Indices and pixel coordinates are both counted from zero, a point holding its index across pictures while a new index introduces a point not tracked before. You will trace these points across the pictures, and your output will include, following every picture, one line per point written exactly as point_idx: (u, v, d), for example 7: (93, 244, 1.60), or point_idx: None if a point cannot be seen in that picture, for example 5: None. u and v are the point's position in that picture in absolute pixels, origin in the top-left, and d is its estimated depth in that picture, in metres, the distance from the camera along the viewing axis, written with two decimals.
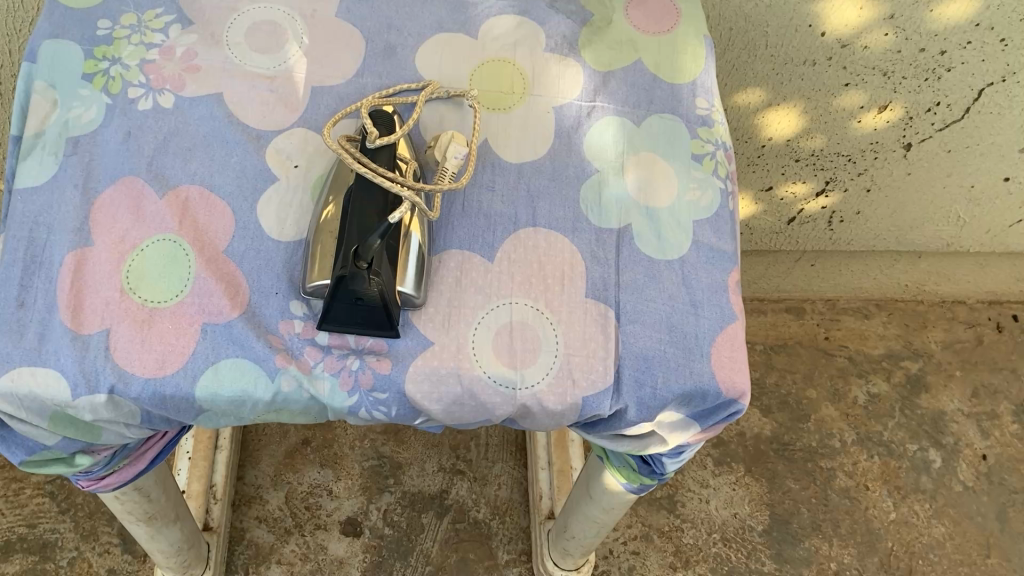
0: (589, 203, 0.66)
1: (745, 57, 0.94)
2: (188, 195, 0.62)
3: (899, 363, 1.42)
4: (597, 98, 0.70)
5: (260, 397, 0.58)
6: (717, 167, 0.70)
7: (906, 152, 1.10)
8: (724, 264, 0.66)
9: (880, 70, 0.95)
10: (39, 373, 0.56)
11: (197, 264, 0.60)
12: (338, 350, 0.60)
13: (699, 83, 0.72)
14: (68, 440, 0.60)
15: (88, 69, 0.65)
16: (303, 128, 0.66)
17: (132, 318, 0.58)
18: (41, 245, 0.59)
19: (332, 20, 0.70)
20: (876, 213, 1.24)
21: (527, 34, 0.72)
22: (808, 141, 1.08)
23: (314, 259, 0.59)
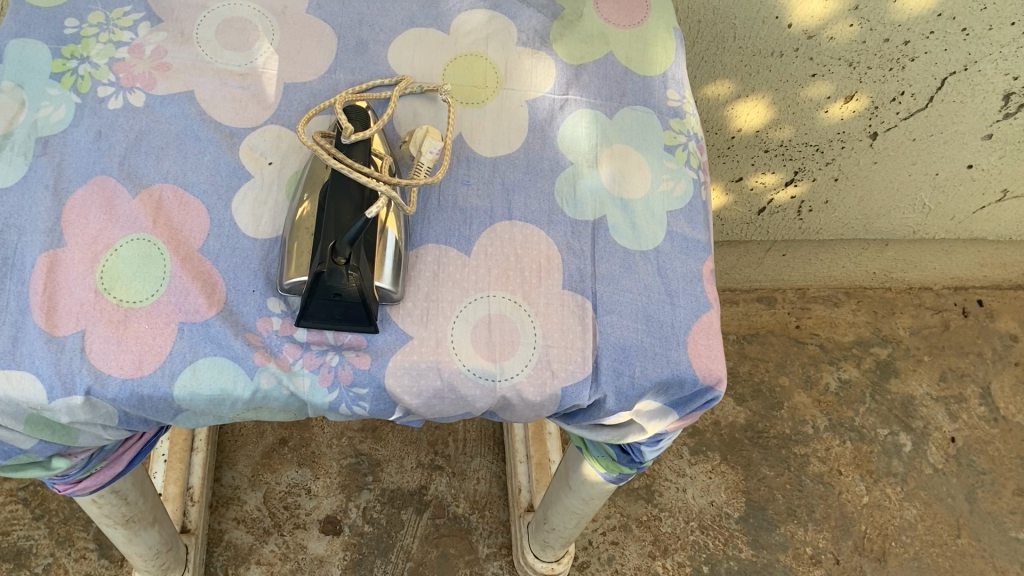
0: (564, 196, 0.66)
1: (714, 50, 0.95)
2: (161, 195, 0.61)
3: (869, 349, 1.44)
4: (569, 91, 0.71)
5: (239, 395, 0.58)
6: (690, 159, 0.70)
7: (872, 141, 1.11)
8: (699, 253, 0.67)
9: (846, 61, 0.96)
10: (14, 376, 0.55)
11: (173, 263, 0.59)
12: (317, 346, 0.60)
13: (669, 75, 0.73)
14: (45, 443, 0.59)
15: (56, 69, 0.64)
16: (277, 125, 0.65)
17: (108, 319, 0.57)
18: (12, 247, 0.58)
19: (303, 16, 0.70)
20: (844, 201, 1.25)
21: (498, 29, 0.72)
22: (776, 132, 1.09)
23: (290, 257, 0.59)
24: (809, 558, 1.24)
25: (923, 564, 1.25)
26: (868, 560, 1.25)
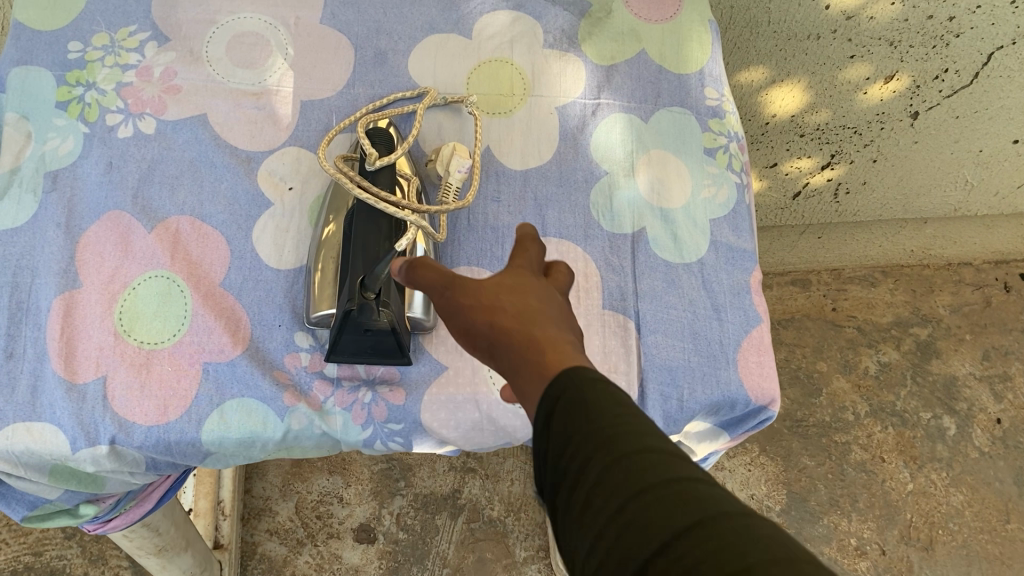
0: (600, 209, 0.63)
1: (747, 35, 0.88)
2: (177, 227, 0.58)
3: (910, 330, 1.35)
4: (601, 94, 0.66)
5: (269, 437, 0.56)
6: (732, 161, 0.66)
7: (914, 121, 1.01)
8: (745, 263, 0.63)
9: (886, 40, 0.87)
10: (35, 428, 0.53)
11: (194, 300, 0.57)
12: (349, 382, 0.57)
13: (706, 72, 0.68)
14: (71, 492, 0.57)
15: (61, 97, 0.61)
16: (296, 147, 0.62)
17: (130, 363, 0.55)
18: (26, 290, 0.56)
19: (317, 27, 0.65)
20: (883, 182, 1.13)
21: (524, 31, 0.67)
22: (812, 115, 1.00)
23: (315, 290, 0.56)
24: (854, 549, 1.21)
25: (971, 552, 1.20)
26: (915, 549, 1.20)
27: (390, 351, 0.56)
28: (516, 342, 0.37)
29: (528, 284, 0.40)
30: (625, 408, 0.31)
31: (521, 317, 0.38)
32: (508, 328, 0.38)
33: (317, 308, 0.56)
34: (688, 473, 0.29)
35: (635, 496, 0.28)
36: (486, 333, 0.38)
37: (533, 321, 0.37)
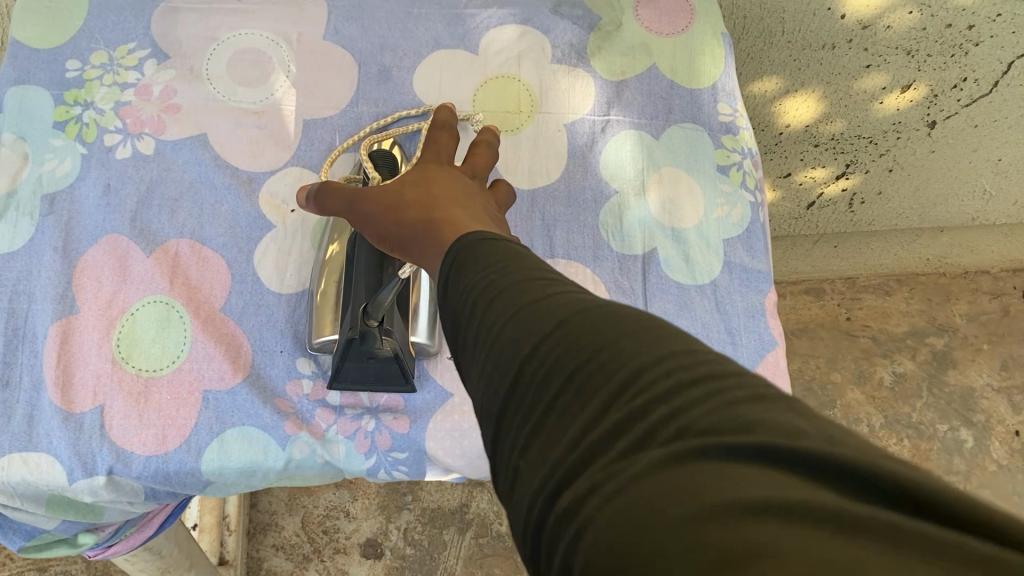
0: (610, 229, 0.61)
1: (761, 45, 0.87)
2: (177, 250, 0.57)
3: (924, 340, 1.29)
4: (611, 111, 0.64)
5: (271, 466, 0.54)
6: (746, 179, 0.64)
7: (931, 130, 0.98)
8: (761, 284, 0.61)
9: (904, 49, 0.85)
10: (31, 459, 0.52)
11: (193, 326, 0.55)
12: (351, 410, 0.56)
13: (720, 86, 0.66)
14: (68, 522, 0.55)
15: (58, 117, 0.59)
16: (299, 167, 0.61)
17: (127, 392, 0.54)
18: (22, 315, 0.55)
19: (320, 42, 0.64)
20: (899, 192, 1.10)
21: (532, 45, 0.65)
22: (828, 125, 0.98)
23: (318, 316, 0.55)
24: None
25: None
26: None
27: (395, 377, 0.54)
28: (417, 223, 0.44)
29: (429, 176, 0.48)
30: (512, 251, 0.35)
31: (421, 204, 0.45)
32: (412, 214, 0.45)
33: (320, 334, 0.55)
34: (565, 289, 0.32)
35: (512, 300, 0.31)
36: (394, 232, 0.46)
37: (427, 207, 0.45)
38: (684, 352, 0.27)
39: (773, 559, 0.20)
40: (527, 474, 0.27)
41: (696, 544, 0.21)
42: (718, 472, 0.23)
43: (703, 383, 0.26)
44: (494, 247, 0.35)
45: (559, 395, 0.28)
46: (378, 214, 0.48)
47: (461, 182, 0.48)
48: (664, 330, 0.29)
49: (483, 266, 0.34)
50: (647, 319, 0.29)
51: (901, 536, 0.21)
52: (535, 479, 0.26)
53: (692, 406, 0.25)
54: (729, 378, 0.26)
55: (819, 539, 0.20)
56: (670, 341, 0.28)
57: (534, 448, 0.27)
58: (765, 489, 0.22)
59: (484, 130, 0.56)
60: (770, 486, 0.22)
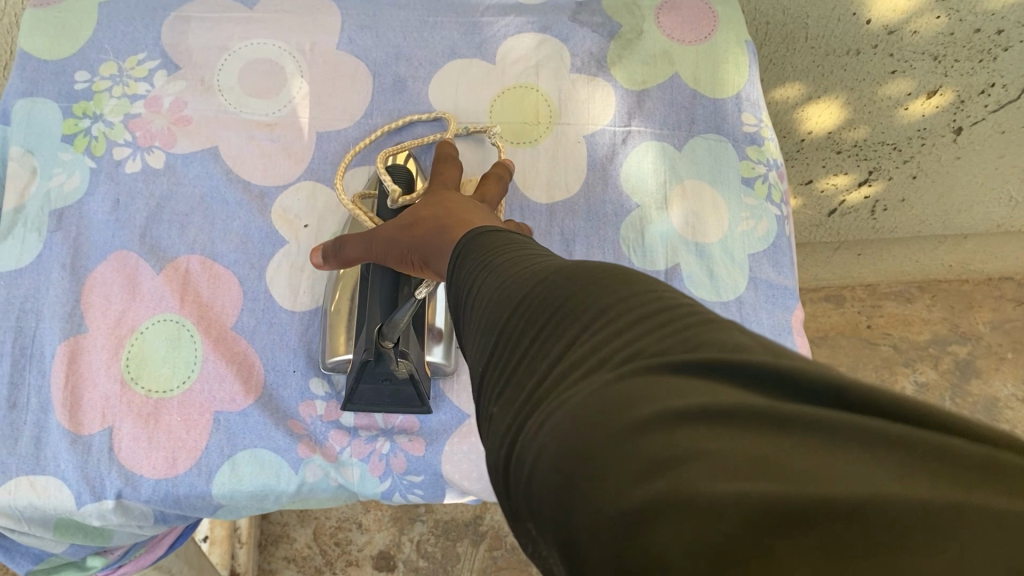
0: (631, 244, 0.60)
1: (783, 51, 0.85)
2: (188, 267, 0.56)
3: (947, 349, 1.20)
4: (632, 121, 0.63)
5: (283, 490, 0.53)
6: (771, 192, 0.62)
7: (957, 136, 0.95)
8: (787, 301, 0.59)
9: (930, 55, 0.83)
10: (39, 482, 0.50)
11: (204, 345, 0.54)
12: (366, 432, 0.54)
13: (744, 96, 0.63)
14: (76, 546, 0.54)
15: (67, 130, 0.58)
16: (312, 181, 0.59)
17: (137, 414, 0.52)
18: (30, 335, 0.53)
19: (333, 53, 0.62)
20: (923, 199, 1.08)
21: (550, 54, 0.63)
22: (850, 132, 0.95)
23: (331, 334, 0.54)
24: None
25: None
26: None
27: (409, 396, 0.52)
28: (432, 233, 0.45)
29: (447, 198, 0.50)
30: (512, 241, 0.36)
31: (436, 216, 0.47)
32: (427, 230, 0.46)
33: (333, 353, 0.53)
34: (550, 260, 0.33)
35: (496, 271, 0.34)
36: (415, 247, 0.47)
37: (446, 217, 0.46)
38: (640, 288, 0.28)
39: (695, 459, 0.21)
40: (500, 419, 0.28)
41: (628, 448, 0.22)
42: (652, 384, 0.24)
43: (655, 311, 0.27)
44: (498, 238, 0.37)
45: (529, 341, 0.29)
46: (393, 235, 0.49)
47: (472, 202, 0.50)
48: (624, 272, 0.30)
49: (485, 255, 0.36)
50: (612, 266, 0.30)
51: (827, 429, 0.22)
52: (505, 416, 0.28)
53: (640, 333, 0.26)
54: (682, 308, 0.27)
55: (742, 437, 0.22)
56: (628, 280, 0.29)
57: (507, 394, 0.29)
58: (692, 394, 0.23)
59: (498, 162, 0.57)
60: (700, 393, 0.23)
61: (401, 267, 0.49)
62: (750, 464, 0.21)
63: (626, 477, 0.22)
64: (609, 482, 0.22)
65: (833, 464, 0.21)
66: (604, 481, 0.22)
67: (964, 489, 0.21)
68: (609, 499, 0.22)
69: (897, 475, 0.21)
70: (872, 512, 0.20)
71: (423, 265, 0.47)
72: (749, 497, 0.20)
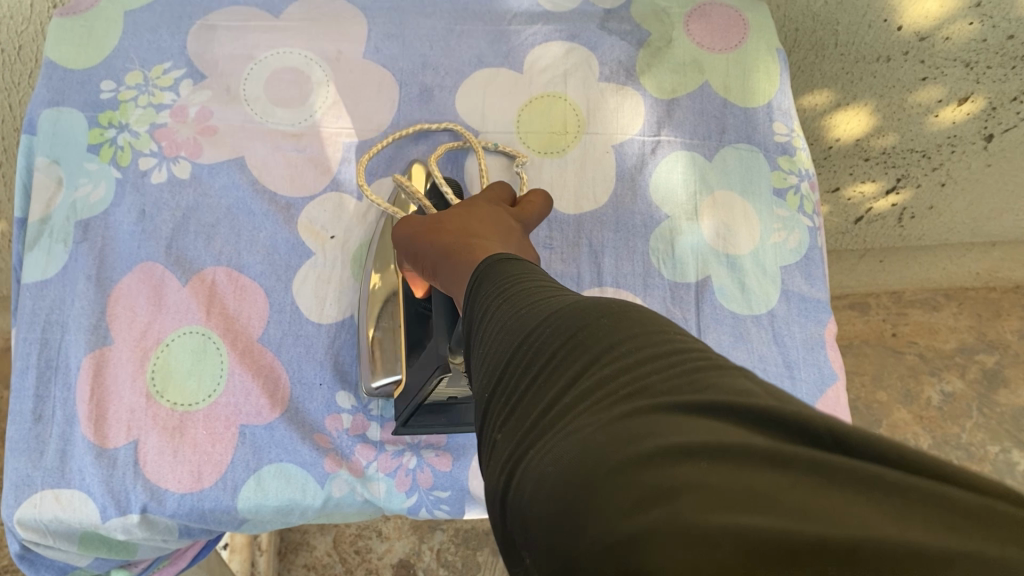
0: (661, 256, 0.59)
1: (812, 58, 0.84)
2: (213, 279, 0.55)
3: (974, 358, 1.17)
4: (662, 131, 0.62)
5: (309, 504, 0.52)
6: (803, 203, 0.61)
7: (988, 143, 0.93)
8: (820, 315, 0.58)
9: (962, 61, 0.81)
10: (64, 496, 0.50)
11: (230, 358, 0.54)
12: (393, 446, 0.54)
13: (775, 105, 0.62)
14: (100, 559, 0.53)
15: (93, 140, 0.58)
16: (338, 192, 0.59)
17: (162, 427, 0.52)
18: (56, 347, 0.53)
19: (360, 61, 0.61)
20: (953, 207, 1.06)
21: (578, 62, 0.62)
22: (879, 139, 0.94)
23: (369, 357, 0.53)
24: None
25: None
26: None
27: (465, 409, 0.53)
28: (443, 250, 0.45)
29: (480, 208, 0.48)
30: (530, 273, 0.36)
31: (455, 231, 0.46)
32: (444, 243, 0.46)
33: (372, 377, 0.53)
34: (562, 293, 0.33)
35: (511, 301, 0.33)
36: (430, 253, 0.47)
37: (463, 235, 0.45)
38: (655, 331, 0.28)
39: (693, 491, 0.21)
40: (503, 450, 0.28)
41: (629, 479, 0.22)
42: (662, 421, 0.24)
43: (667, 353, 0.27)
44: (516, 268, 0.37)
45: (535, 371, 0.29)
46: (415, 234, 0.49)
47: (509, 222, 0.47)
48: (639, 313, 0.29)
49: (502, 282, 0.36)
50: (628, 306, 0.30)
51: (825, 470, 0.21)
52: (504, 447, 0.28)
53: (653, 372, 0.26)
54: (693, 353, 0.27)
55: (743, 470, 0.21)
56: (642, 322, 0.29)
57: (512, 425, 0.28)
58: (694, 431, 0.23)
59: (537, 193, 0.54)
60: (708, 433, 0.23)
61: (418, 270, 0.49)
62: (743, 494, 0.21)
63: (623, 507, 0.22)
64: (610, 513, 0.22)
65: (837, 500, 0.20)
66: (601, 512, 0.22)
67: (964, 538, 0.19)
68: (604, 530, 0.22)
69: (897, 517, 0.20)
70: (865, 555, 0.19)
71: (433, 275, 0.47)
72: (743, 530, 0.20)
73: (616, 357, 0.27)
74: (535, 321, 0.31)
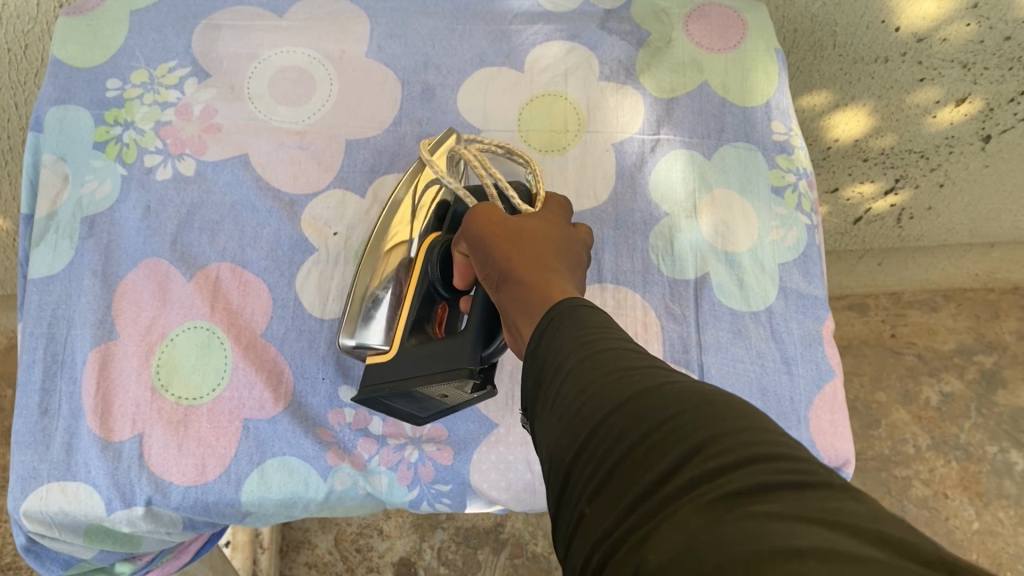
0: (660, 253, 0.59)
1: (811, 59, 0.84)
2: (217, 275, 0.56)
3: (972, 358, 1.17)
4: (661, 130, 0.62)
5: (312, 497, 0.53)
6: (801, 201, 0.61)
7: (985, 144, 0.94)
8: (817, 311, 0.59)
9: (959, 62, 0.82)
10: (70, 489, 0.51)
11: (234, 352, 0.54)
12: (395, 440, 0.54)
13: (774, 104, 0.63)
14: (106, 552, 0.54)
15: (98, 137, 0.58)
16: (341, 189, 0.59)
17: (167, 421, 0.52)
18: (62, 342, 0.54)
19: (362, 60, 0.62)
20: (951, 207, 1.06)
21: (578, 62, 0.63)
22: (877, 140, 0.95)
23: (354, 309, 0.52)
24: None
25: None
26: None
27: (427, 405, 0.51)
28: (518, 278, 0.42)
29: (554, 239, 0.46)
30: (608, 328, 0.36)
31: (534, 265, 0.43)
32: (517, 267, 0.43)
33: (353, 332, 0.51)
34: (656, 368, 0.33)
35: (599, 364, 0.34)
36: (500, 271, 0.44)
37: (542, 272, 0.42)
38: (755, 426, 0.28)
39: None
40: (596, 531, 0.29)
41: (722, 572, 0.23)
42: (757, 520, 0.24)
43: (769, 454, 0.27)
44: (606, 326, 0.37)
45: (628, 451, 0.29)
46: (487, 241, 0.46)
47: (578, 270, 0.45)
48: (740, 406, 0.29)
49: (578, 336, 0.36)
50: (725, 396, 0.30)
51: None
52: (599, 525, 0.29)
53: (752, 471, 0.26)
54: (793, 454, 0.27)
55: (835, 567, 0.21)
56: (743, 417, 0.29)
57: (604, 507, 0.29)
58: (794, 531, 0.23)
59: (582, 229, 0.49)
60: (806, 535, 0.23)
61: (478, 273, 0.47)
62: None
63: None
64: None
65: None
66: None
67: None
68: None
69: None
70: None
71: (496, 291, 0.45)
72: None
73: (713, 450, 0.27)
74: (627, 401, 0.31)
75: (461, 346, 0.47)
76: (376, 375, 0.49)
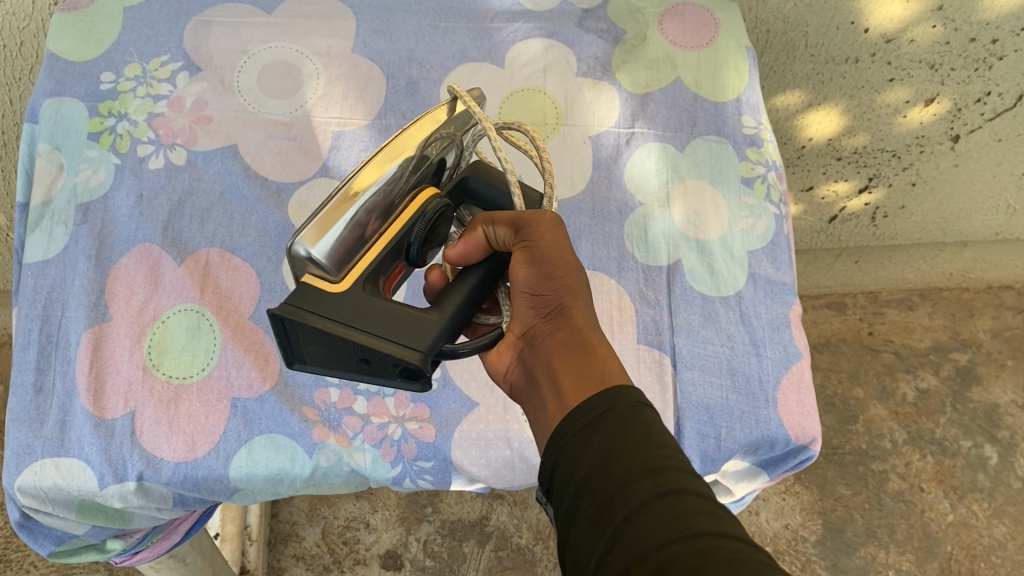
0: (635, 240, 0.62)
1: (783, 60, 0.86)
2: (207, 260, 0.58)
3: (948, 355, 1.19)
4: (636, 123, 0.65)
5: (298, 474, 0.55)
6: (770, 192, 0.64)
7: (955, 143, 0.97)
8: (785, 296, 0.61)
9: (926, 63, 0.85)
10: (63, 464, 0.52)
11: (223, 335, 0.56)
12: (378, 419, 0.56)
13: (744, 99, 0.66)
14: (97, 528, 0.56)
15: (93, 128, 0.60)
16: (327, 178, 0.62)
17: (158, 399, 0.54)
18: (56, 324, 0.56)
19: (349, 55, 0.64)
20: (923, 207, 1.10)
21: (557, 59, 0.66)
22: (850, 139, 0.98)
23: (330, 216, 0.41)
24: None
25: None
26: None
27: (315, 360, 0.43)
28: (581, 338, 0.44)
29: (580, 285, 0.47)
30: (674, 465, 0.36)
31: (590, 328, 0.44)
32: (581, 319, 0.44)
33: (315, 244, 0.41)
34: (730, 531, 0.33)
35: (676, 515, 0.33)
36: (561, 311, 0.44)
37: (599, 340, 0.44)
38: None
39: None
40: None
41: None
42: None
43: None
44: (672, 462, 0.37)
45: None
46: (556, 266, 0.44)
47: None
48: None
49: (644, 467, 0.35)
50: None
51: None
52: None
53: None
54: None
55: None
56: None
57: None
58: None
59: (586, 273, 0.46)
60: None
61: (521, 282, 0.45)
62: None
63: None
64: None
65: None
66: None
67: None
68: None
69: None
70: None
71: (541, 315, 0.45)
72: None
73: None
74: (714, 557, 0.31)
75: (428, 330, 0.41)
76: (308, 300, 0.41)
